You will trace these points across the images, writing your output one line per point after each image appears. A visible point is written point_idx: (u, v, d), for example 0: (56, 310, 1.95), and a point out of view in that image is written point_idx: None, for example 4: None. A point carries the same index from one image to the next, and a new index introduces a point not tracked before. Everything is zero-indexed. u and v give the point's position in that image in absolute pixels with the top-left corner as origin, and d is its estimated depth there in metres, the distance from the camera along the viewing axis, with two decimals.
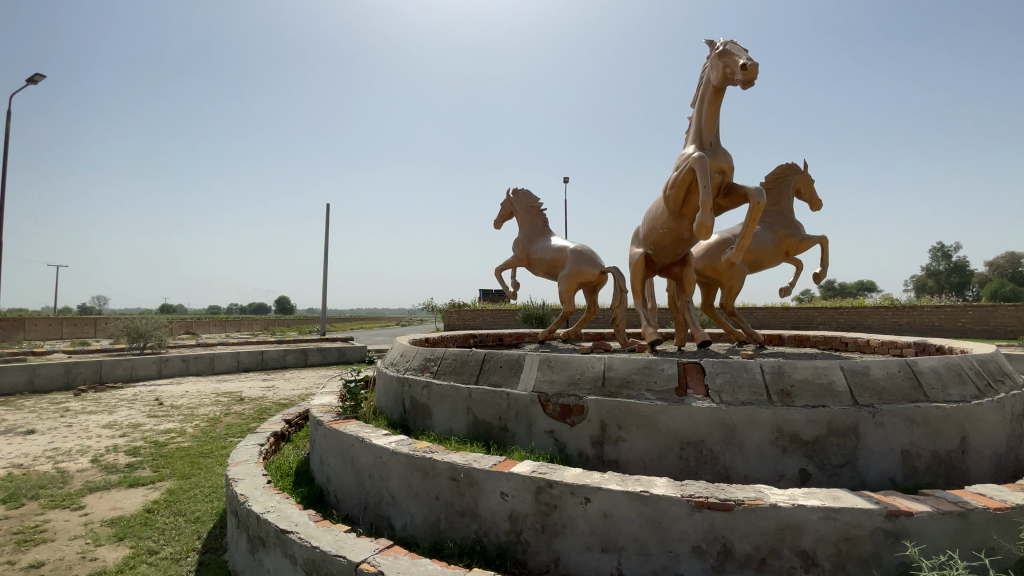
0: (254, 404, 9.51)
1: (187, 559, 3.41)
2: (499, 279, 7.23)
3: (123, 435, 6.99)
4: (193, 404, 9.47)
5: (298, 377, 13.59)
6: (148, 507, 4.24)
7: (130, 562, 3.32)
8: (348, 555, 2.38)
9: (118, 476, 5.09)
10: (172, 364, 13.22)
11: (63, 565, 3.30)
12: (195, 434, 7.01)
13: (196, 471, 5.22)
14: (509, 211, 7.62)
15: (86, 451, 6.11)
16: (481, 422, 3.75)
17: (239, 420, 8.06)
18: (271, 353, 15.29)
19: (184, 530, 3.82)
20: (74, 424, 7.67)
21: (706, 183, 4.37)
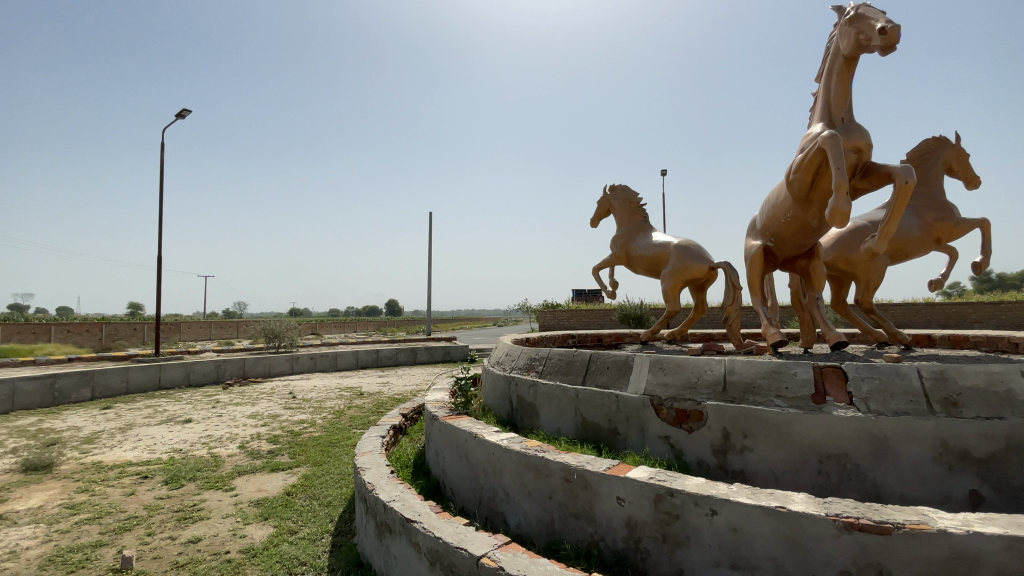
0: (371, 399, 10.29)
1: (322, 539, 3.74)
2: (598, 278, 7.06)
3: (265, 424, 7.92)
4: (320, 397, 10.49)
5: (408, 374, 14.47)
6: (288, 490, 4.73)
7: (275, 539, 3.72)
8: (468, 548, 2.44)
9: (263, 461, 5.76)
10: (301, 361, 14.77)
11: (223, 537, 3.78)
12: (323, 425, 7.74)
13: (327, 459, 5.75)
14: (606, 208, 7.42)
15: (237, 438, 7.01)
16: (590, 424, 3.68)
17: (359, 413, 8.76)
18: (384, 351, 16.47)
19: (318, 513, 4.20)
20: (227, 414, 8.85)
21: (841, 164, 3.88)
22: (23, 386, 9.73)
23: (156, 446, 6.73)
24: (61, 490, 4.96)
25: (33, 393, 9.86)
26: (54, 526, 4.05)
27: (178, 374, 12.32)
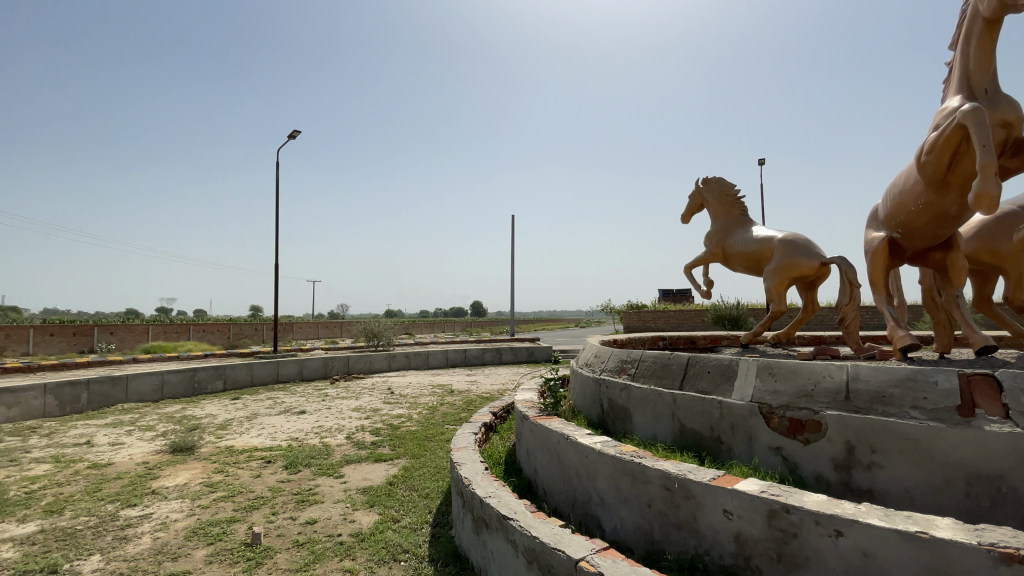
0: (461, 396, 10.64)
1: (422, 529, 3.92)
2: (690, 277, 6.71)
3: (367, 417, 8.50)
4: (414, 393, 11.05)
5: (495, 374, 14.79)
6: (390, 480, 5.03)
7: (381, 526, 3.96)
8: (566, 550, 2.41)
9: (367, 451, 6.18)
10: (397, 360, 15.66)
11: (335, 521, 4.10)
12: (419, 420, 8.14)
13: (424, 452, 6.04)
14: (699, 202, 7.05)
15: (344, 429, 7.58)
16: (690, 431, 3.51)
17: (452, 410, 9.10)
18: (472, 351, 16.98)
19: (418, 504, 4.42)
20: (334, 407, 9.61)
21: (986, 142, 3.35)
22: (171, 378, 11.28)
23: (276, 434, 7.48)
24: (202, 469, 5.68)
25: (179, 384, 11.39)
26: (197, 501, 4.64)
27: (292, 369, 13.61)
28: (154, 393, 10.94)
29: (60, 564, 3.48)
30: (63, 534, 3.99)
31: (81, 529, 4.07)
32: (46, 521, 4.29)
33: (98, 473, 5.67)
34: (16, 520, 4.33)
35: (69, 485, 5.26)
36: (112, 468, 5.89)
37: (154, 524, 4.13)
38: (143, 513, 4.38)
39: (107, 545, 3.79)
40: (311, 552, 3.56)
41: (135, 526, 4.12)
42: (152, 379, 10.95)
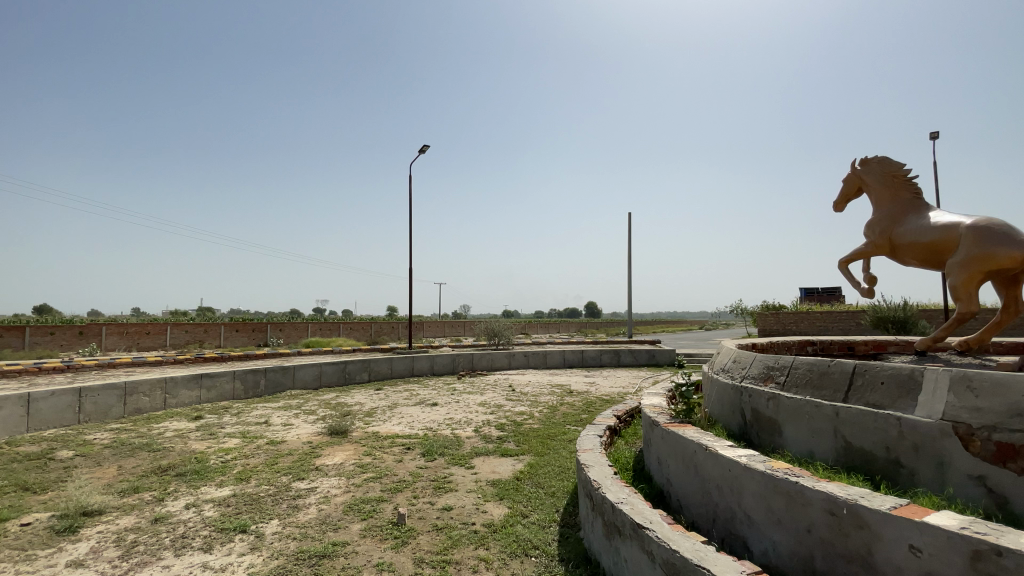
0: (581, 397, 10.58)
1: (551, 527, 3.95)
2: (846, 272, 5.87)
3: (492, 413, 8.84)
4: (535, 392, 11.24)
5: (615, 376, 14.46)
6: (517, 475, 5.16)
7: (511, 519, 4.07)
8: (711, 569, 2.24)
9: (494, 445, 6.42)
10: (517, 358, 16.09)
11: (468, 510, 4.30)
12: (541, 418, 8.25)
13: (548, 451, 6.09)
14: (857, 186, 6.13)
15: (472, 422, 7.97)
16: (857, 450, 3.07)
17: (572, 410, 9.08)
18: (590, 352, 16.81)
19: (545, 501, 4.47)
20: (461, 401, 10.17)
21: None
22: (327, 368, 12.86)
23: (413, 423, 8.13)
24: (354, 451, 6.36)
25: (333, 374, 12.96)
26: (351, 480, 5.20)
27: (424, 364, 14.69)
28: (313, 381, 12.56)
29: (249, 524, 4.13)
30: (251, 499, 4.74)
31: (263, 496, 4.80)
32: (238, 486, 5.13)
33: (274, 448, 6.65)
34: (218, 483, 5.26)
35: (254, 457, 6.25)
36: (284, 445, 6.87)
37: (318, 497, 4.72)
38: (309, 486, 5.03)
39: (283, 512, 4.41)
40: (448, 537, 3.79)
41: (304, 497, 4.74)
42: (313, 369, 12.58)
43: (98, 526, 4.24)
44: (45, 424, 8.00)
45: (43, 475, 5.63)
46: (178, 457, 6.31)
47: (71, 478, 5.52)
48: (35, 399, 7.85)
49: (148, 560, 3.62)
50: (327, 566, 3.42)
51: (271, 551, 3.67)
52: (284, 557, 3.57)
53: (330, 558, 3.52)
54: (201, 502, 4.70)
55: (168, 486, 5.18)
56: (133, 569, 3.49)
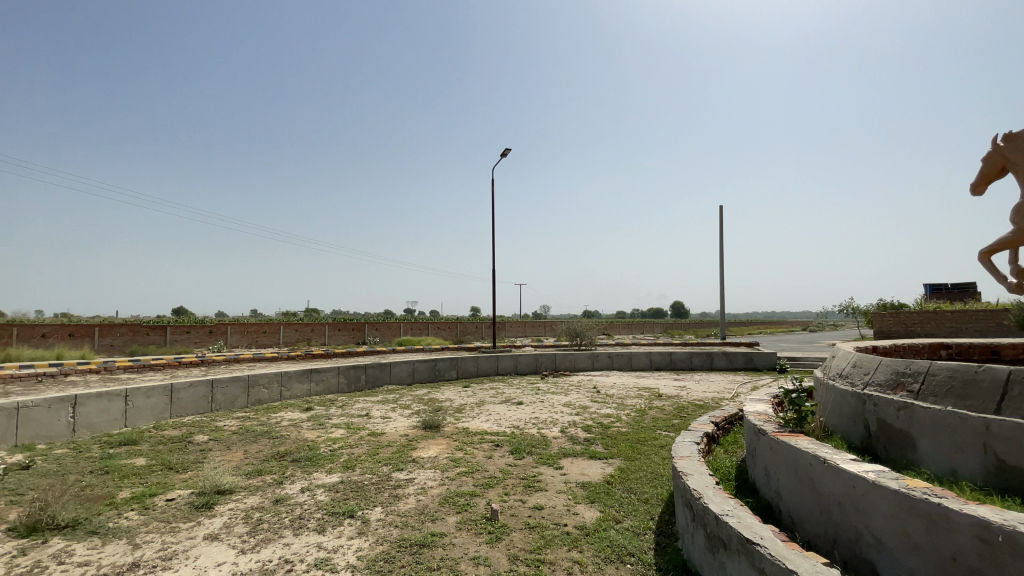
0: (672, 402, 10.14)
1: (646, 535, 3.81)
2: (988, 264, 5.08)
3: (579, 414, 8.75)
4: (622, 395, 10.96)
5: (707, 380, 13.69)
6: (608, 479, 5.05)
7: (604, 523, 4.00)
8: None
9: (582, 447, 6.34)
10: (602, 359, 15.81)
11: (559, 511, 4.28)
12: (629, 422, 8.03)
13: (638, 456, 5.91)
14: (1002, 164, 5.23)
15: (558, 423, 7.95)
16: (1015, 471, 2.63)
17: (663, 414, 8.73)
18: (679, 354, 16.07)
19: (639, 507, 4.33)
20: (547, 401, 10.18)
21: None
22: (419, 365, 13.52)
23: (500, 421, 8.27)
24: (447, 446, 6.61)
25: (424, 371, 13.57)
26: (445, 473, 5.41)
27: (509, 363, 14.92)
28: (407, 378, 13.25)
29: (356, 510, 4.44)
30: (356, 486, 5.09)
31: (367, 484, 5.14)
32: (344, 474, 5.54)
33: (374, 440, 7.10)
34: (327, 470, 5.71)
35: (357, 447, 6.71)
36: (383, 436, 7.31)
37: (415, 488, 4.96)
38: (407, 477, 5.30)
39: (385, 500, 4.69)
40: (541, 536, 3.80)
41: (403, 488, 5.00)
42: (406, 366, 13.28)
43: (230, 503, 4.78)
44: (186, 410, 9.18)
45: (186, 456, 6.47)
46: (292, 444, 6.95)
47: (207, 459, 6.29)
48: (178, 389, 9.04)
49: (272, 537, 4.01)
50: (427, 555, 3.58)
51: (376, 537, 3.91)
52: (388, 543, 3.78)
53: (430, 548, 3.67)
54: (314, 487, 5.14)
55: (286, 470, 5.71)
56: (260, 544, 3.89)
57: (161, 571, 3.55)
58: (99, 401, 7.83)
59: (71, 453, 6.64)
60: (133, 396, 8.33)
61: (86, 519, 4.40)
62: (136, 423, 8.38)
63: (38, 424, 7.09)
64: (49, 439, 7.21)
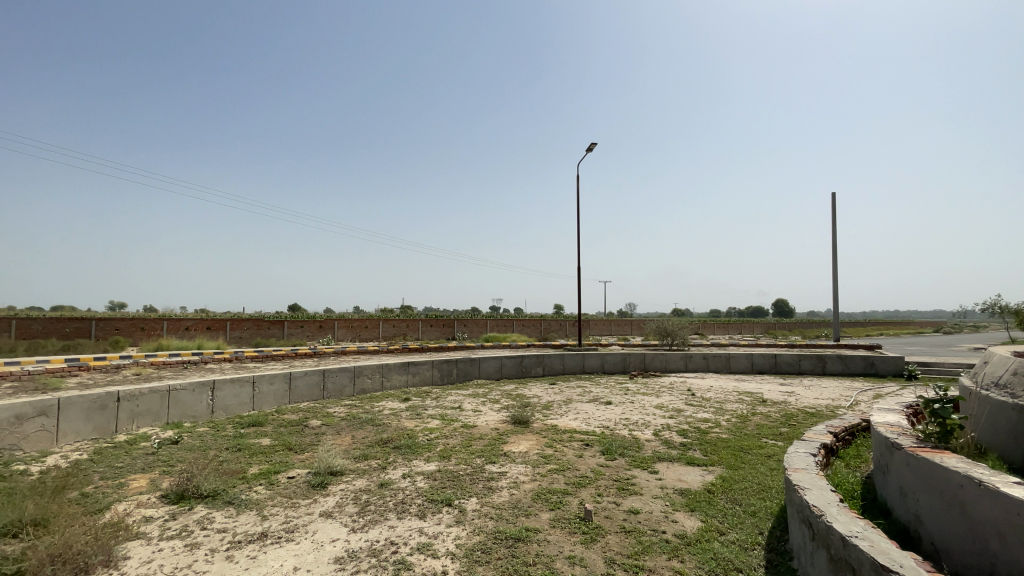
0: (777, 408, 9.36)
1: (754, 550, 3.55)
2: None
3: (673, 417, 8.38)
4: (720, 398, 10.31)
5: (819, 386, 12.46)
6: (709, 487, 4.77)
7: (706, 534, 3.78)
8: None
9: (678, 452, 6.06)
10: (696, 360, 15.02)
11: (656, 517, 4.12)
12: (730, 428, 7.53)
13: (742, 465, 5.52)
14: None
15: (651, 425, 7.67)
16: None
17: (768, 422, 8.08)
18: (785, 357, 14.78)
19: (745, 520, 4.04)
20: (638, 402, 9.87)
21: None
22: (507, 361, 13.77)
23: (590, 420, 8.16)
24: (537, 442, 6.64)
25: (511, 367, 13.79)
26: (537, 469, 5.44)
27: (596, 362, 14.69)
28: (495, 373, 13.55)
29: (453, 499, 4.61)
30: (452, 476, 5.28)
31: (462, 475, 5.31)
32: (441, 463, 5.77)
33: (467, 432, 7.33)
34: (425, 458, 5.99)
35: (451, 437, 6.97)
36: (475, 429, 7.52)
37: (509, 482, 5.04)
38: (500, 471, 5.40)
39: (480, 491, 4.81)
40: (638, 541, 3.68)
41: (496, 481, 5.11)
42: (495, 361, 13.59)
43: (340, 484, 5.19)
44: (301, 397, 10.12)
45: (302, 438, 7.13)
46: (393, 432, 7.39)
47: (320, 443, 6.87)
48: (294, 378, 9.98)
49: (378, 519, 4.28)
50: (522, 549, 3.61)
51: (473, 527, 4.02)
52: (485, 534, 3.88)
53: (525, 543, 3.71)
54: (414, 474, 5.42)
55: (388, 457, 6.08)
56: (368, 524, 4.18)
57: (285, 542, 3.94)
58: (232, 386, 8.88)
59: (210, 431, 7.59)
60: (259, 383, 9.33)
61: (223, 491, 5.01)
62: (261, 407, 9.39)
63: (185, 404, 8.20)
64: (193, 418, 8.31)
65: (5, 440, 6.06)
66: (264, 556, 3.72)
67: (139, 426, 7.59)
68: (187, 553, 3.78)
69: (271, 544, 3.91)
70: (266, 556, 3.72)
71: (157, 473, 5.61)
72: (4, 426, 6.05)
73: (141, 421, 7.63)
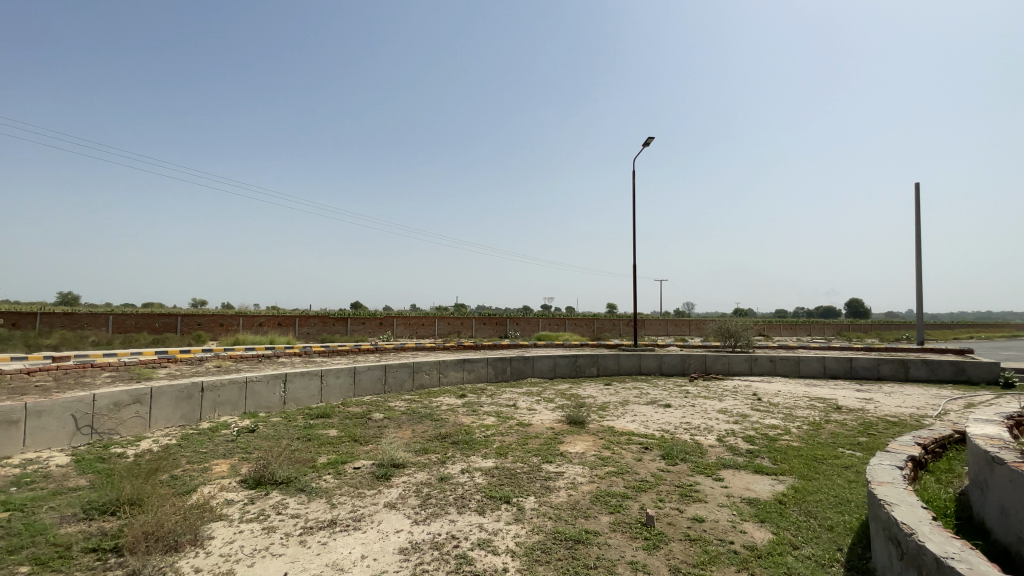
0: (854, 416, 8.71)
1: (832, 567, 3.32)
2: None
3: (737, 422, 8.00)
4: (789, 404, 9.73)
5: (902, 393, 11.47)
6: (779, 498, 4.52)
7: (779, 548, 3.59)
8: None
9: (745, 459, 5.79)
10: (761, 363, 14.27)
11: (723, 527, 3.95)
12: (801, 435, 7.10)
13: (816, 475, 5.18)
14: None
15: (714, 430, 7.37)
16: None
17: (844, 430, 7.54)
18: (861, 361, 13.73)
19: (821, 535, 3.79)
20: (698, 405, 9.51)
21: None
22: (561, 360, 13.70)
23: (648, 423, 7.95)
24: (594, 443, 6.55)
25: (565, 366, 13.71)
26: (595, 471, 5.36)
27: (654, 363, 14.31)
28: (549, 372, 13.52)
29: (511, 497, 4.64)
30: (510, 473, 5.31)
31: (519, 473, 5.33)
32: (498, 460, 5.82)
33: (523, 430, 7.35)
34: (483, 455, 6.06)
35: (508, 435, 7.01)
36: (531, 428, 7.52)
37: (566, 482, 5.01)
38: (558, 471, 5.37)
39: (538, 490, 4.81)
40: (704, 550, 3.55)
41: (554, 480, 5.09)
42: (549, 360, 13.56)
43: (402, 477, 5.35)
44: (365, 391, 10.55)
45: (366, 430, 7.42)
46: (451, 427, 7.53)
47: (382, 435, 7.13)
48: (358, 372, 10.42)
49: (439, 512, 4.38)
50: (583, 552, 3.57)
51: (532, 526, 4.02)
52: (544, 534, 3.87)
53: (585, 545, 3.66)
54: (472, 469, 5.50)
55: (447, 452, 6.21)
56: (430, 517, 4.28)
57: (353, 530, 4.11)
58: (301, 379, 9.39)
59: (282, 421, 8.07)
60: (326, 376, 9.82)
61: (295, 478, 5.31)
62: (328, 400, 9.88)
63: (260, 395, 8.76)
64: (267, 408, 8.86)
65: (107, 424, 6.73)
66: (334, 543, 3.90)
67: (220, 414, 8.19)
68: (265, 536, 4.03)
69: (340, 532, 4.09)
70: (335, 543, 3.90)
71: (236, 459, 6.02)
72: (105, 412, 6.72)
73: (222, 410, 8.23)
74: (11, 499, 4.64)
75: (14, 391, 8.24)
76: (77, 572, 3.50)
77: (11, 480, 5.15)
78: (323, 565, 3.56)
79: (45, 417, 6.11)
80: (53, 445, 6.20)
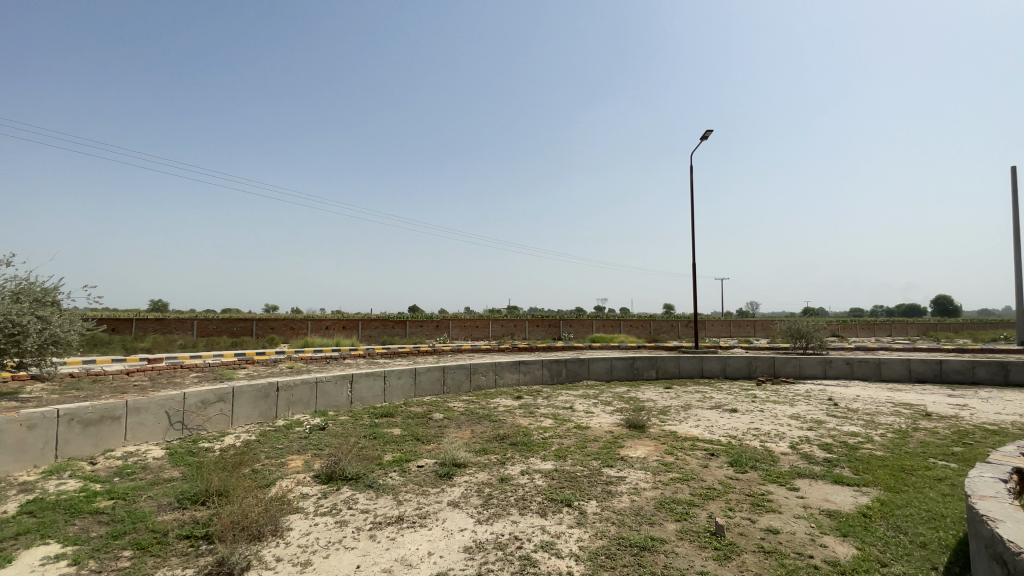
0: (948, 424, 7.94)
1: None
2: None
3: (812, 429, 7.52)
4: (870, 410, 9.02)
5: (1004, 398, 10.33)
6: (863, 511, 4.21)
7: (865, 565, 3.34)
8: None
9: (822, 469, 5.43)
10: (836, 366, 13.34)
11: (800, 539, 3.72)
12: (885, 444, 6.56)
13: (906, 488, 4.77)
14: None
15: (786, 437, 6.96)
16: None
17: (936, 439, 6.89)
18: (953, 363, 12.50)
19: (913, 552, 3.50)
20: (767, 411, 9.02)
21: None
22: (617, 362, 13.45)
23: (714, 428, 7.63)
24: (656, 447, 6.39)
25: (623, 369, 13.45)
26: (658, 477, 5.22)
27: (716, 365, 13.74)
28: (606, 374, 13.31)
29: (574, 500, 4.61)
30: (570, 476, 5.28)
31: (580, 476, 5.29)
32: (558, 462, 5.81)
33: (581, 432, 7.30)
34: (541, 457, 6.05)
35: (566, 438, 6.97)
36: (590, 431, 7.43)
37: (629, 487, 4.91)
38: (619, 475, 5.28)
39: (599, 495, 4.74)
40: (781, 564, 3.37)
41: (615, 485, 5.00)
42: (605, 362, 13.36)
43: (464, 476, 5.46)
44: (425, 391, 10.84)
45: (428, 430, 7.63)
46: (509, 429, 7.60)
47: (443, 435, 7.30)
48: (419, 373, 10.74)
49: (501, 513, 4.42)
50: (649, 559, 3.49)
51: (595, 530, 3.97)
52: (607, 539, 3.81)
53: (651, 552, 3.58)
54: (532, 471, 5.51)
55: (506, 452, 6.26)
56: (492, 517, 4.33)
57: (418, 527, 4.24)
58: (365, 379, 9.78)
59: (349, 420, 8.45)
60: (389, 377, 10.19)
61: (363, 474, 5.53)
62: (391, 400, 10.24)
63: (329, 395, 9.21)
64: (336, 407, 9.31)
65: (194, 421, 7.32)
66: (402, 538, 4.03)
67: (294, 413, 8.70)
68: (338, 529, 4.23)
69: (407, 528, 4.22)
70: (403, 538, 4.04)
71: (309, 455, 6.37)
72: (194, 409, 7.30)
73: (295, 408, 8.73)
74: (116, 488, 5.15)
75: (117, 389, 9.16)
76: (173, 557, 3.82)
77: (116, 470, 5.72)
78: (392, 560, 3.69)
79: (143, 414, 6.73)
80: (150, 439, 6.82)
